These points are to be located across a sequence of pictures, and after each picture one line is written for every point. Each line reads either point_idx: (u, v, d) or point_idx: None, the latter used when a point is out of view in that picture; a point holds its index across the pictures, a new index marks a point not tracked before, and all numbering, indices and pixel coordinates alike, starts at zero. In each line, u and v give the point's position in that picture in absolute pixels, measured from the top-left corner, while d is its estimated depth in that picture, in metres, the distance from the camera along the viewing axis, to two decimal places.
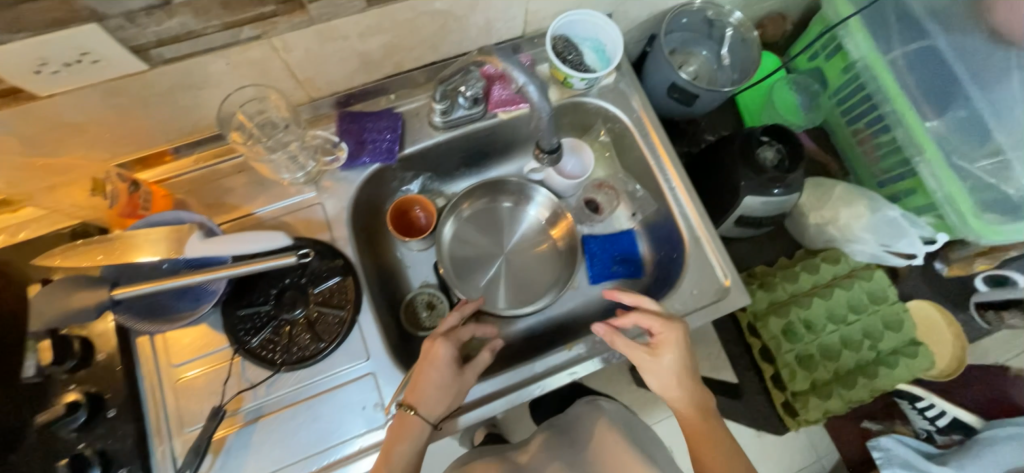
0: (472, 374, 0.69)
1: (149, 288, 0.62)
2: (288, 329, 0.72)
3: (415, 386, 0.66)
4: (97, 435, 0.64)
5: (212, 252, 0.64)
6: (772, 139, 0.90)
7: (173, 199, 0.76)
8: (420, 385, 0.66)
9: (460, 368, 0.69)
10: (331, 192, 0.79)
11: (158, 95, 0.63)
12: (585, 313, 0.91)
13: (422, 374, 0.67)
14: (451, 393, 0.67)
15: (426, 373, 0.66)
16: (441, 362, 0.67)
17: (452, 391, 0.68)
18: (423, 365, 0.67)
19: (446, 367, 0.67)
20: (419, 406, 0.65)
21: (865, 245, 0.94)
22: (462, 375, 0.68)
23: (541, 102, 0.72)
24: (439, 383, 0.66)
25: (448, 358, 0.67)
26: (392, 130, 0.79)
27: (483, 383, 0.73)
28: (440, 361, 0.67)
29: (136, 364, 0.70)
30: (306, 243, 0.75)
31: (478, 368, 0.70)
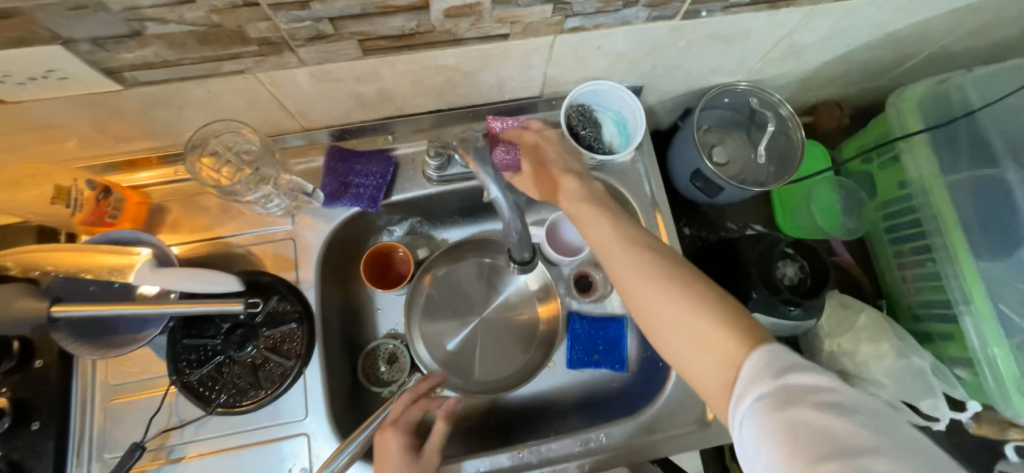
0: (433, 455, 0.65)
1: (88, 310, 0.59)
2: (230, 369, 0.68)
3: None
4: (14, 447, 0.61)
5: (162, 283, 0.60)
6: (797, 253, 0.81)
7: (149, 207, 0.74)
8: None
9: (416, 453, 0.64)
10: (307, 227, 0.75)
11: (136, 110, 0.61)
12: (555, 401, 0.83)
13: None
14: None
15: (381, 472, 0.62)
16: (394, 457, 0.62)
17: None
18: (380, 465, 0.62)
19: (398, 458, 0.62)
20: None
21: (881, 389, 0.82)
22: (421, 459, 0.64)
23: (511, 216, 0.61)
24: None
25: (401, 448, 0.63)
26: (381, 176, 0.75)
27: (478, 458, 0.70)
28: (393, 454, 0.62)
29: (74, 374, 0.67)
30: (270, 278, 0.71)
31: (438, 447, 0.65)
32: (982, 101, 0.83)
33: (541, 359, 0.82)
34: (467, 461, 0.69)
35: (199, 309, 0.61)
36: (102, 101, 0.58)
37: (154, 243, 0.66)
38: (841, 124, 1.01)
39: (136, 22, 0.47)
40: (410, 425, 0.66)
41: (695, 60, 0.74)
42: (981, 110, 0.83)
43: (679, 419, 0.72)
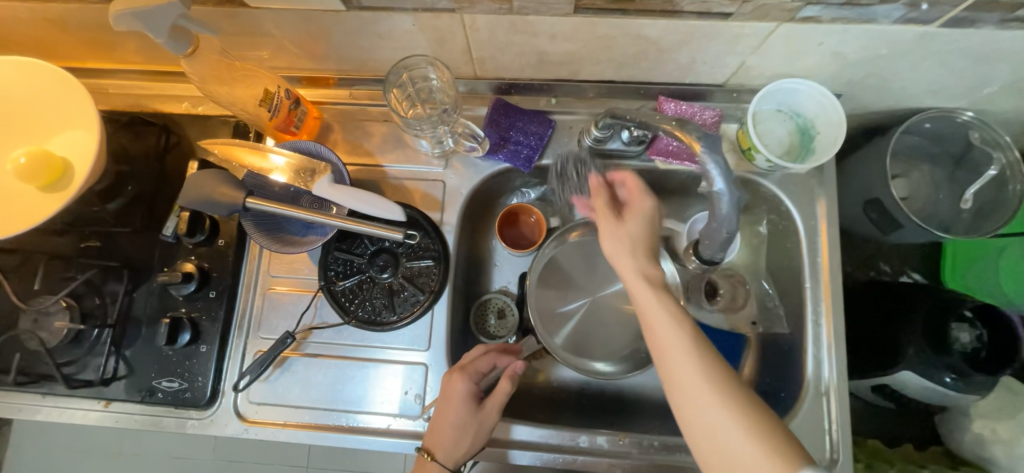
0: (491, 411, 0.67)
1: (272, 207, 0.67)
2: (370, 288, 0.74)
3: (433, 429, 0.67)
4: (196, 307, 0.73)
5: (331, 196, 0.67)
6: (977, 319, 0.70)
7: (320, 123, 0.80)
8: (443, 418, 0.66)
9: (478, 404, 0.67)
10: (456, 173, 0.77)
11: (342, 33, 0.65)
12: (651, 396, 0.82)
13: (439, 421, 0.66)
14: (468, 435, 0.66)
15: (444, 413, 0.66)
16: (456, 405, 0.66)
17: (472, 431, 0.66)
18: (443, 404, 0.67)
19: (461, 405, 0.66)
20: (436, 451, 0.66)
21: None
22: (480, 413, 0.66)
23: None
24: (457, 423, 0.66)
25: (465, 395, 0.66)
26: (539, 137, 0.75)
27: (529, 426, 0.72)
28: (456, 399, 0.66)
29: (244, 259, 0.76)
30: (415, 214, 0.75)
31: (500, 402, 0.67)
32: None
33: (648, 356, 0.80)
34: (515, 426, 0.72)
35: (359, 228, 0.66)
36: (319, 19, 0.63)
37: (329, 159, 0.71)
38: None
39: None
40: (477, 377, 0.68)
41: (920, 75, 0.64)
42: None
43: None
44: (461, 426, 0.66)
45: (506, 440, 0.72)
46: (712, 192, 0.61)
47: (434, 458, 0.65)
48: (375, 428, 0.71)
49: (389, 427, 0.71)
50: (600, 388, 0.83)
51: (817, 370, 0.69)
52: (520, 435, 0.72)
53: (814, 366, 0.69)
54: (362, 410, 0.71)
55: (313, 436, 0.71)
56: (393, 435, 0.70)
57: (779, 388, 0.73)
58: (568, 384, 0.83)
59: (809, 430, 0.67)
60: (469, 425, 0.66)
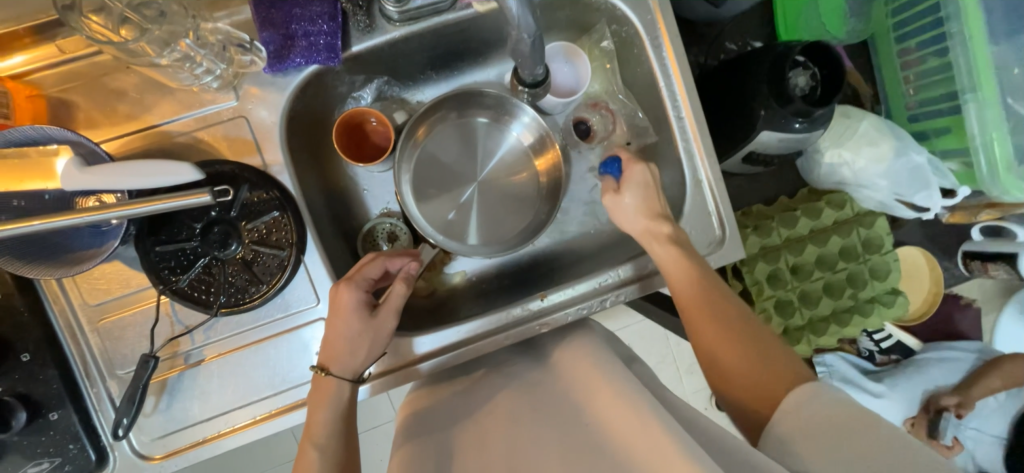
0: (388, 316, 0.61)
1: (16, 228, 0.50)
2: (220, 269, 0.62)
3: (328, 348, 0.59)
4: (16, 379, 0.58)
5: (95, 185, 0.51)
6: (808, 60, 0.75)
7: (47, 100, 0.60)
8: (332, 338, 0.59)
9: (374, 311, 0.61)
10: (258, 100, 0.62)
11: None
12: (564, 251, 0.81)
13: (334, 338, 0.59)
14: (365, 345, 0.60)
15: (338, 328, 0.59)
16: (353, 325, 0.59)
17: (368, 341, 0.60)
18: (334, 318, 0.60)
19: (352, 315, 0.59)
20: (331, 365, 0.59)
21: (876, 191, 0.85)
22: (375, 321, 0.60)
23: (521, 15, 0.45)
24: (352, 336, 0.59)
25: (356, 303, 0.60)
26: (330, 18, 0.60)
27: (431, 335, 0.68)
28: (345, 310, 0.59)
29: (45, 303, 0.61)
30: (230, 167, 0.61)
31: (396, 307, 0.61)
32: None
33: (546, 215, 0.78)
34: (418, 339, 0.68)
35: (156, 207, 0.52)
36: None
37: (63, 138, 0.53)
38: None
39: None
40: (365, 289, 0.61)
41: None
42: None
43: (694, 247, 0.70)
44: (356, 338, 0.59)
45: (413, 357, 0.68)
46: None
47: (330, 372, 0.59)
48: (302, 401, 0.65)
49: None
50: (516, 264, 0.82)
51: (691, 161, 0.70)
52: (424, 346, 0.68)
53: (688, 159, 0.70)
54: (277, 390, 0.65)
55: (237, 439, 0.64)
56: None
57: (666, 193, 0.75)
58: (485, 273, 0.81)
59: (698, 218, 0.70)
60: (362, 336, 0.60)
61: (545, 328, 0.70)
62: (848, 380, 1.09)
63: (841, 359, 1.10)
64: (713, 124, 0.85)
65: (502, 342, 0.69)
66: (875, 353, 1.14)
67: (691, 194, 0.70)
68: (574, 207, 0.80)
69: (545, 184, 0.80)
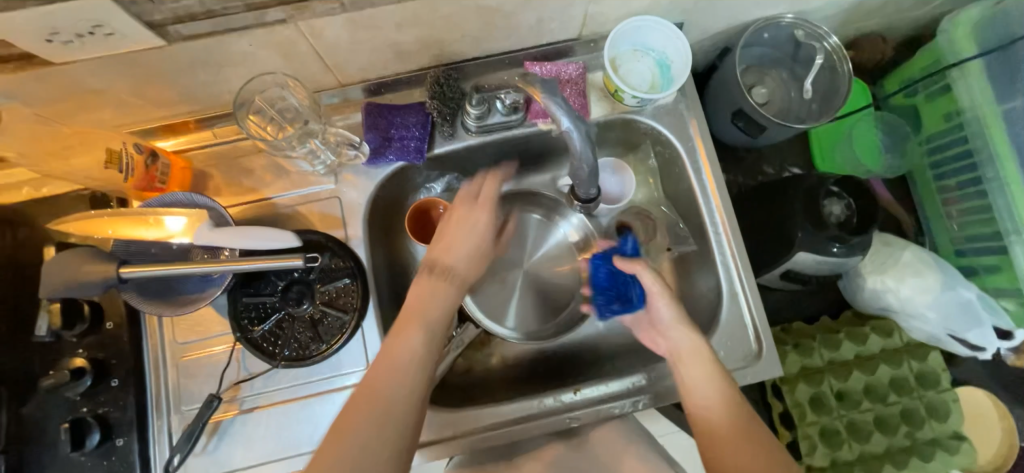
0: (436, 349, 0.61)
1: (156, 270, 0.62)
2: (290, 324, 0.70)
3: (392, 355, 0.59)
4: (99, 401, 0.65)
5: (220, 242, 0.62)
6: (842, 191, 0.79)
7: (193, 171, 0.75)
8: (393, 354, 0.58)
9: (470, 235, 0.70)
10: (351, 185, 0.75)
11: (176, 69, 0.61)
12: (599, 344, 0.84)
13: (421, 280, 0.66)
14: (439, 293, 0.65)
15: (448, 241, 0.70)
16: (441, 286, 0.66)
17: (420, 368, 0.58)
18: (393, 336, 0.60)
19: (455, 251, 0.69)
20: (395, 357, 0.57)
21: (926, 323, 0.83)
22: (439, 277, 0.66)
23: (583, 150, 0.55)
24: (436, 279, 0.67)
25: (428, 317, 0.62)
26: (421, 127, 0.74)
27: (466, 416, 0.71)
28: (416, 325, 0.61)
29: (143, 335, 0.70)
30: (318, 237, 0.72)
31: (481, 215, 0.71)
32: None
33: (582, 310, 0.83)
34: (457, 415, 0.71)
35: (259, 266, 0.62)
36: (146, 58, 0.57)
37: (204, 203, 0.66)
38: (887, 58, 0.95)
39: None
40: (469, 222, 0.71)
41: None
42: None
43: (729, 359, 0.71)
44: (452, 243, 0.69)
45: (446, 435, 0.71)
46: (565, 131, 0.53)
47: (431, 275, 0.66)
48: None
49: None
50: (551, 352, 0.84)
51: (726, 273, 0.74)
52: (456, 425, 0.71)
53: (724, 271, 0.74)
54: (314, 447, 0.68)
55: None
56: None
57: (702, 300, 0.78)
58: (521, 358, 0.84)
59: (733, 329, 0.72)
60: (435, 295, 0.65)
61: (575, 423, 0.71)
62: None
63: None
64: (750, 240, 0.89)
65: (528, 432, 0.71)
66: None
67: (727, 304, 0.73)
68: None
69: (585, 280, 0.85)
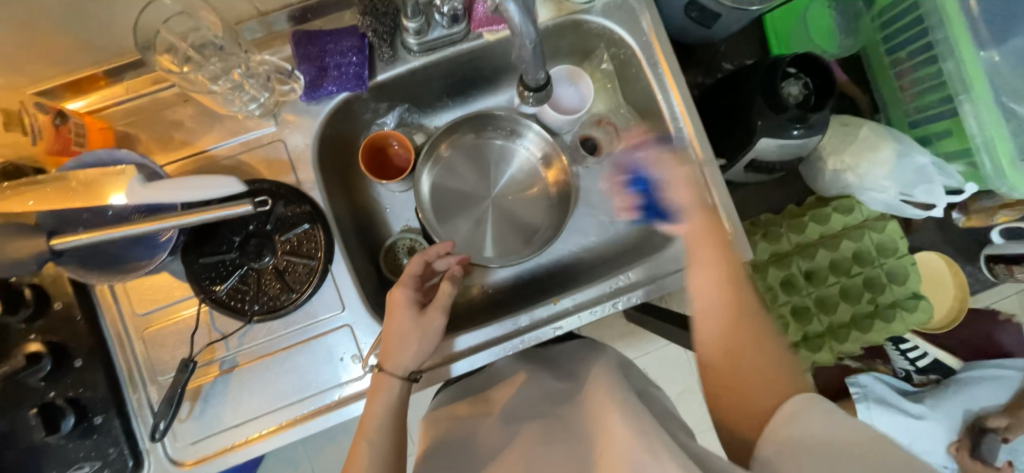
0: (436, 313, 0.64)
1: (89, 238, 0.56)
2: (256, 277, 0.67)
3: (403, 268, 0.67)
4: (67, 384, 0.63)
5: (156, 199, 0.57)
6: (799, 71, 0.79)
7: (115, 133, 0.68)
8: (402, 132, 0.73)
9: (423, 310, 0.65)
10: (293, 126, 0.69)
11: (60, 7, 0.53)
12: (578, 261, 0.84)
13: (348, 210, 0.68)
14: (415, 340, 0.63)
15: (395, 325, 0.63)
16: (421, 325, 0.63)
17: (418, 337, 0.63)
18: (387, 317, 0.64)
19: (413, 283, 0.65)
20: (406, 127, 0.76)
21: (883, 192, 0.86)
22: (425, 317, 0.63)
23: (524, 27, 0.53)
24: (392, 410, 0.61)
25: (407, 300, 0.64)
26: (358, 51, 0.67)
27: (471, 333, 0.71)
28: (406, 278, 0.66)
29: (98, 311, 0.66)
30: (266, 185, 0.67)
31: (444, 305, 0.65)
32: None
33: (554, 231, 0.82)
34: (458, 337, 0.71)
35: (204, 217, 0.57)
36: None
37: (132, 159, 0.60)
38: None
39: None
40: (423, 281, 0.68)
41: None
42: None
43: None
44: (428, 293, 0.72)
45: (448, 355, 0.71)
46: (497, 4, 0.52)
47: (385, 369, 0.62)
48: (331, 404, 0.67)
49: (342, 397, 0.67)
50: (531, 274, 0.84)
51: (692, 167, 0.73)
52: (464, 343, 0.71)
53: None
54: (305, 394, 0.67)
55: (272, 442, 0.67)
56: (349, 402, 0.67)
57: None
58: (501, 285, 0.84)
59: None
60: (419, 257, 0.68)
61: (562, 331, 0.71)
62: (885, 401, 1.11)
63: (876, 380, 1.13)
64: (714, 137, 0.89)
65: (513, 349, 0.71)
66: (913, 374, 1.15)
67: None
68: (587, 222, 0.84)
69: (555, 199, 0.84)
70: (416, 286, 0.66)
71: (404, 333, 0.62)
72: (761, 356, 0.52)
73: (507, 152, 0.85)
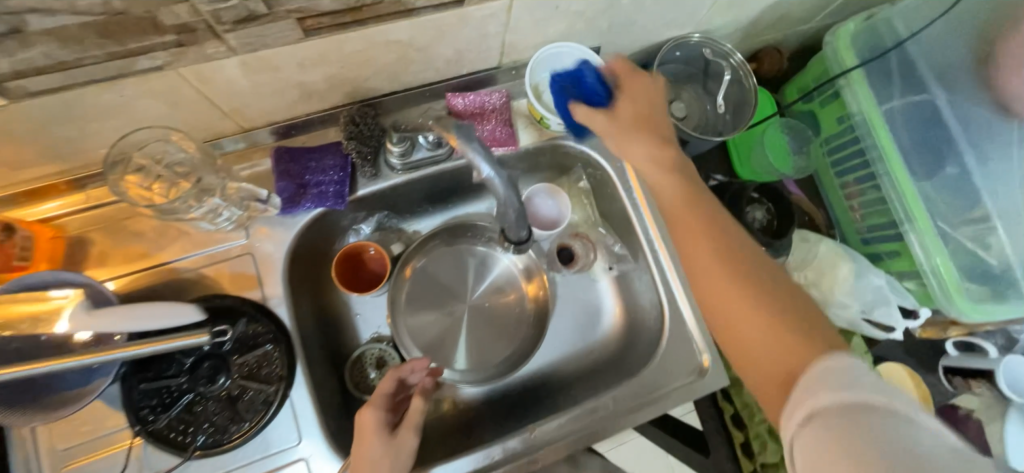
0: (409, 436, 0.60)
1: (16, 373, 0.50)
2: (204, 406, 0.61)
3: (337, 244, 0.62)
4: None
5: (101, 328, 0.52)
6: (762, 197, 0.84)
7: (67, 241, 0.64)
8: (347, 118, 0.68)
9: (394, 432, 0.60)
10: (265, 238, 0.67)
11: (29, 130, 0.52)
12: (554, 375, 0.81)
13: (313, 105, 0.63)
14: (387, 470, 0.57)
15: (360, 454, 0.57)
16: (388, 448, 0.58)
17: (391, 464, 0.58)
18: (357, 446, 0.58)
19: (381, 403, 0.61)
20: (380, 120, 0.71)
21: (845, 309, 0.89)
22: (396, 440, 0.59)
23: (507, 194, 0.56)
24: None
25: (376, 423, 0.59)
26: (340, 169, 0.68)
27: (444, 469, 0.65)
28: (377, 397, 0.62)
29: (10, 447, 0.58)
30: (230, 301, 0.63)
31: (417, 424, 0.61)
32: (909, 31, 0.88)
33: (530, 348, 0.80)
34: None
35: (152, 348, 0.53)
36: None
37: (80, 281, 0.56)
38: (782, 68, 1.04)
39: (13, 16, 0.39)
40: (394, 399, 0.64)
41: (650, 15, 0.73)
42: (909, 40, 0.88)
43: (678, 374, 0.71)
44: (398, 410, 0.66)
45: None
46: (484, 180, 0.54)
47: None
48: None
49: None
50: (505, 389, 0.80)
51: (665, 288, 0.75)
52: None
53: (663, 286, 0.75)
54: None
55: None
56: None
57: (650, 317, 0.78)
58: (474, 400, 0.80)
59: (679, 342, 0.73)
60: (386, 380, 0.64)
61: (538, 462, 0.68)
62: None
63: None
64: None
65: None
66: None
67: (669, 316, 0.74)
68: (564, 334, 0.83)
69: (532, 310, 0.83)
70: (388, 400, 0.63)
71: (374, 464, 0.57)
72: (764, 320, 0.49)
73: (486, 260, 0.84)
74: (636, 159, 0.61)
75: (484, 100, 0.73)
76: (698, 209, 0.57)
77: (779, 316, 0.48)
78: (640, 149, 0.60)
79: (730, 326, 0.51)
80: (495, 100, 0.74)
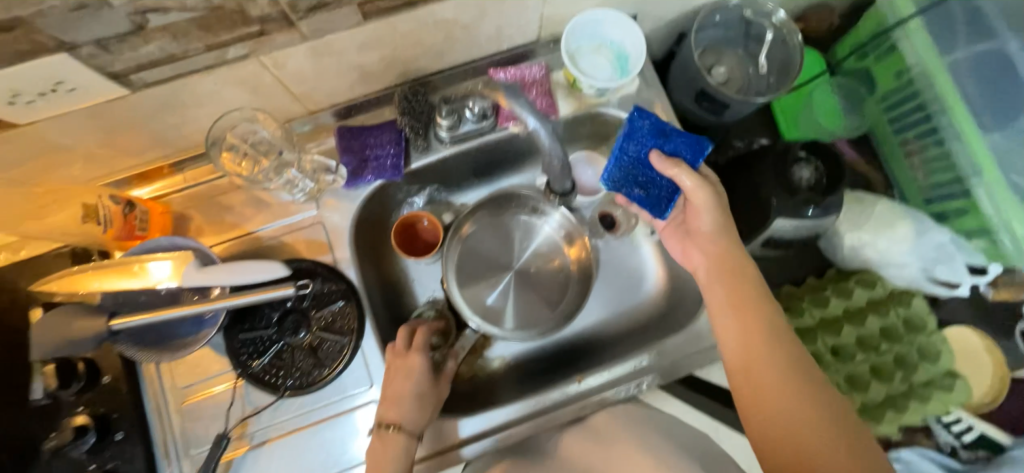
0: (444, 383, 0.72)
1: (147, 318, 0.62)
2: (291, 353, 0.71)
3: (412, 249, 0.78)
4: (105, 456, 0.65)
5: (209, 282, 0.62)
6: (810, 156, 0.82)
7: (173, 216, 0.74)
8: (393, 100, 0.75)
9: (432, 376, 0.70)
10: (332, 209, 0.75)
11: (144, 118, 0.62)
12: (599, 335, 0.85)
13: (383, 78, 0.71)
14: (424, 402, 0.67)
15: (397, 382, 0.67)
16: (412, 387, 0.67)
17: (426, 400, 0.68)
18: (394, 381, 0.67)
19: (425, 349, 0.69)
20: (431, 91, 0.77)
21: (904, 268, 0.88)
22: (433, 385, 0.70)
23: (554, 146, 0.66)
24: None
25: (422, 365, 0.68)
26: (395, 143, 0.74)
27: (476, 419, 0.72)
28: (421, 345, 0.70)
29: (142, 383, 0.70)
30: (306, 265, 0.72)
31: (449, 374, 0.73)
32: None
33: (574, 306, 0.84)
34: (463, 422, 0.72)
35: (252, 299, 0.62)
36: (111, 110, 0.58)
37: (185, 245, 0.66)
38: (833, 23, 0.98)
39: (136, 17, 0.47)
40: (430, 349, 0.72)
41: None
42: None
43: None
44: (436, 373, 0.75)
45: (456, 441, 0.72)
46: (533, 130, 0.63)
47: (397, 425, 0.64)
48: None
49: None
50: (552, 347, 0.85)
51: None
52: (468, 429, 0.72)
53: None
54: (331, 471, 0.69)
55: None
56: None
57: (692, 277, 0.80)
58: (524, 358, 0.85)
59: None
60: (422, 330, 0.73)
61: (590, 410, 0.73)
62: None
63: None
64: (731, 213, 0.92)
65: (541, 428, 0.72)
66: None
67: None
68: (608, 296, 0.86)
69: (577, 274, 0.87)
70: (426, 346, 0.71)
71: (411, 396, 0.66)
72: (780, 368, 0.58)
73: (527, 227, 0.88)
74: (699, 199, 0.67)
75: (524, 72, 0.77)
76: (740, 276, 0.65)
77: (801, 393, 0.56)
78: (702, 195, 0.66)
79: (747, 368, 0.59)
80: (535, 72, 0.77)
